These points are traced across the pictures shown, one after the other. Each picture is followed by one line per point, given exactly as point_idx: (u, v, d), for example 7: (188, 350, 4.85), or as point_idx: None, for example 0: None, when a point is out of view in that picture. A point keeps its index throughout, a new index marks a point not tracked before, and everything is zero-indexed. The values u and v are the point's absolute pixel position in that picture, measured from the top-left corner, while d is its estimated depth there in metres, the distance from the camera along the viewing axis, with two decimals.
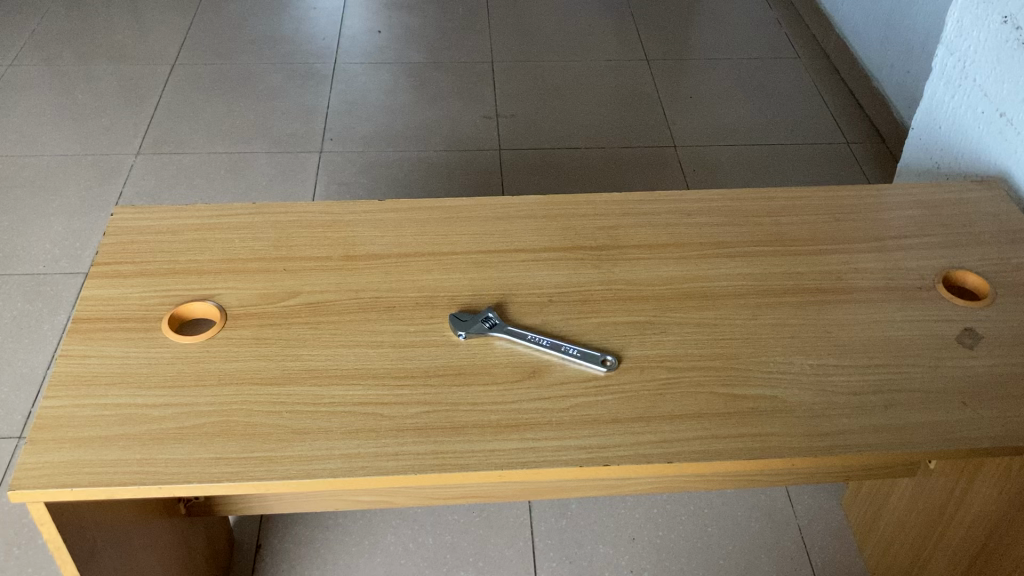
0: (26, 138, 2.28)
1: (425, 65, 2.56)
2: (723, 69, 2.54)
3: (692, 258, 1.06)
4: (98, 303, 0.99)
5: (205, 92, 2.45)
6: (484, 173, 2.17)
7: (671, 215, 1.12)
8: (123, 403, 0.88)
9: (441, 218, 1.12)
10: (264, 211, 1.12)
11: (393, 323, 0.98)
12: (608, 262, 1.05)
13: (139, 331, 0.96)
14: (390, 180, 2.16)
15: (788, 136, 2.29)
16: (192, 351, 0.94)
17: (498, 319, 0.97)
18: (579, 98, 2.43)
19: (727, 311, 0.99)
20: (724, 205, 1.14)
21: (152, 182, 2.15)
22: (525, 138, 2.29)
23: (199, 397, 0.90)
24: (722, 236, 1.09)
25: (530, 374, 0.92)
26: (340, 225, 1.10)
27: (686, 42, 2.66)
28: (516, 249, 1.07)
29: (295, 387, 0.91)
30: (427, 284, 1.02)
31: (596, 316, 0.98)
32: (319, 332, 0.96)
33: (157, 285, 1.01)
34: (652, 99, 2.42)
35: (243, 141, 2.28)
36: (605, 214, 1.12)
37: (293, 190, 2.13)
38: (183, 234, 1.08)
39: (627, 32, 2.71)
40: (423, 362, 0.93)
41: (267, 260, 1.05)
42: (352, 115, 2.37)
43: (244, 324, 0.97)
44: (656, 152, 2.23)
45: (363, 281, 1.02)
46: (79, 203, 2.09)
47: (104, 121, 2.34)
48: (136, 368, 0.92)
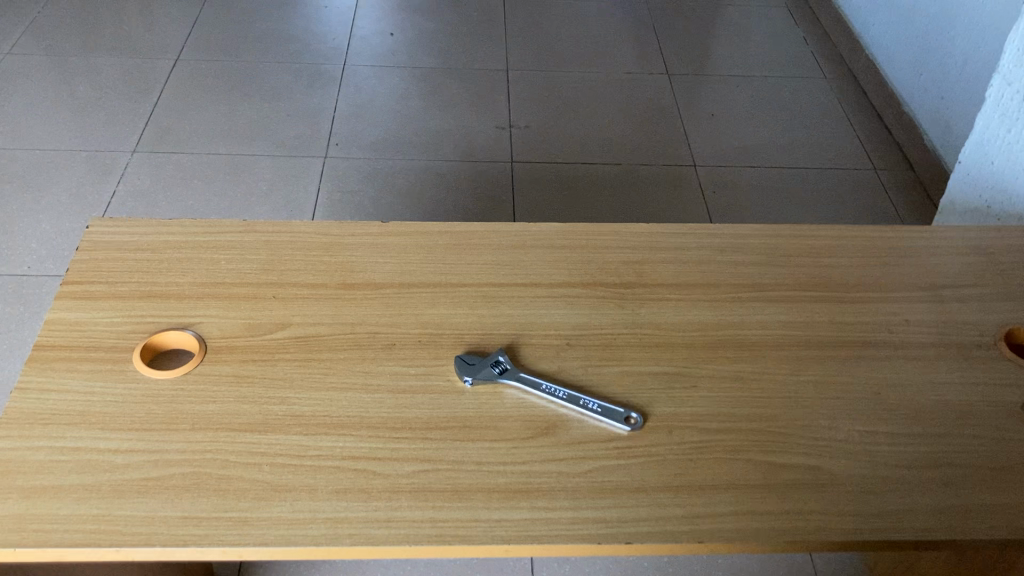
0: (18, 129, 2.18)
1: (437, 70, 2.46)
2: (748, 86, 2.43)
3: (727, 301, 0.96)
4: (64, 328, 0.88)
5: (207, 89, 2.35)
6: (495, 186, 2.07)
7: (703, 252, 1.02)
8: (82, 447, 0.78)
9: (449, 244, 1.01)
10: (255, 229, 1.02)
11: (391, 363, 0.87)
12: (634, 303, 0.95)
13: (107, 362, 0.86)
14: (397, 190, 2.05)
15: (814, 159, 2.19)
16: (165, 389, 0.84)
17: (509, 364, 0.87)
18: (597, 110, 2.32)
19: (765, 364, 0.89)
20: (761, 242, 1.04)
21: (148, 181, 2.06)
22: (538, 150, 2.19)
23: (168, 443, 0.79)
24: (760, 278, 0.99)
25: (543, 431, 0.82)
26: (338, 249, 1.00)
27: (709, 57, 2.56)
28: (532, 282, 0.97)
29: (278, 435, 0.81)
30: (431, 320, 0.92)
31: (620, 365, 0.88)
32: (308, 371, 0.86)
33: (131, 310, 0.91)
34: (673, 115, 2.32)
35: (245, 142, 2.18)
36: (630, 247, 1.02)
37: (295, 197, 2.03)
38: (164, 253, 0.97)
39: (647, 44, 2.61)
40: (422, 411, 0.83)
41: (256, 286, 0.94)
42: (359, 119, 2.27)
43: (226, 359, 0.87)
44: (676, 171, 2.13)
45: (360, 314, 0.92)
46: (70, 201, 1.99)
47: (101, 116, 2.24)
48: (101, 406, 0.82)
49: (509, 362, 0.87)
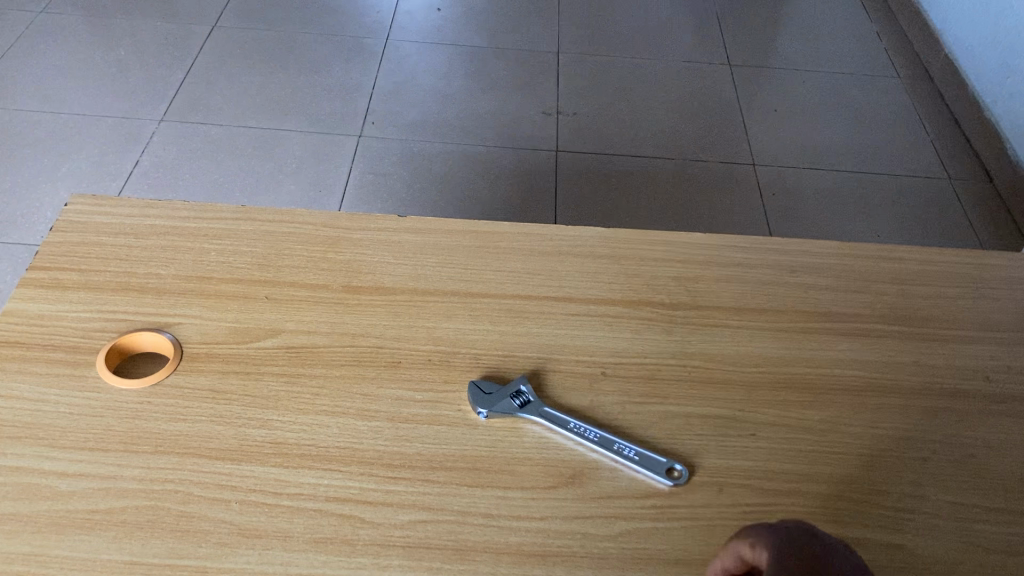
0: (45, 91, 2.09)
1: (485, 50, 2.32)
2: (815, 82, 2.26)
3: (794, 332, 0.81)
4: (23, 321, 0.77)
5: (243, 58, 2.24)
6: (537, 177, 1.93)
7: (769, 271, 0.87)
8: (23, 469, 0.66)
9: (473, 246, 0.88)
10: (254, 217, 0.89)
11: (394, 386, 0.74)
12: (685, 328, 0.81)
13: (66, 365, 0.74)
14: (433, 175, 1.92)
15: (885, 163, 2.01)
16: (129, 402, 0.72)
17: (532, 397, 0.73)
18: (651, 100, 2.17)
19: (838, 413, 0.75)
20: (836, 262, 0.89)
21: (173, 152, 1.95)
22: (586, 140, 2.04)
23: (123, 468, 0.67)
24: (834, 306, 0.84)
25: (567, 481, 0.68)
26: (346, 245, 0.87)
27: (775, 49, 2.39)
28: (565, 297, 0.83)
29: (254, 466, 0.68)
30: (445, 336, 0.79)
31: (664, 404, 0.74)
32: (298, 391, 0.74)
33: (102, 305, 0.79)
34: (733, 110, 2.15)
35: (277, 116, 2.06)
36: (683, 261, 0.88)
37: (324, 178, 1.91)
38: (148, 239, 0.85)
39: (709, 31, 2.44)
40: (426, 446, 0.70)
41: (248, 283, 0.82)
42: (399, 98, 2.14)
43: (203, 370, 0.75)
44: (732, 169, 1.97)
45: (364, 324, 0.79)
46: (91, 170, 1.90)
47: (131, 82, 2.14)
48: (51, 420, 0.70)
49: (533, 395, 0.74)
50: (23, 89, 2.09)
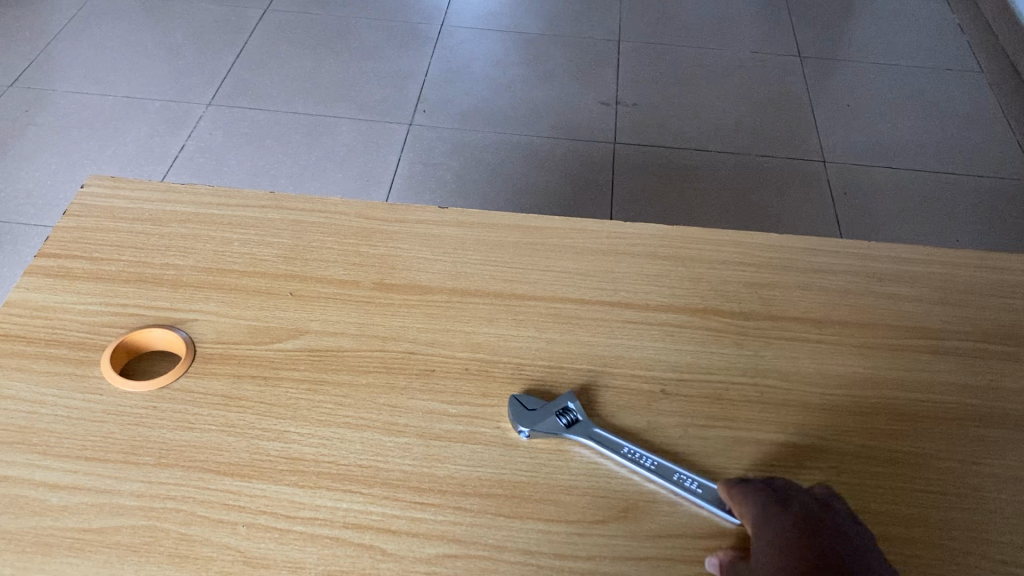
0: (94, 73, 2.06)
1: (543, 38, 2.23)
2: (892, 76, 2.13)
3: (881, 349, 0.71)
4: (27, 313, 0.70)
5: (294, 43, 2.18)
6: (593, 170, 1.84)
7: (852, 279, 0.77)
8: (13, 478, 0.60)
9: (520, 242, 0.79)
10: (283, 204, 0.82)
11: (425, 398, 0.66)
12: (757, 341, 0.71)
13: (68, 363, 0.67)
14: (484, 165, 1.85)
15: (967, 162, 1.88)
16: (133, 406, 0.65)
17: (581, 416, 0.65)
18: (715, 92, 2.06)
19: (934, 445, 0.65)
20: (929, 270, 0.79)
21: (220, 137, 1.90)
22: (645, 132, 1.95)
23: (122, 481, 0.60)
24: (927, 321, 0.74)
25: (619, 515, 0.60)
26: (380, 237, 0.79)
27: (849, 40, 2.26)
28: (621, 301, 0.74)
29: (265, 484, 0.61)
30: (485, 342, 0.70)
31: (731, 429, 0.65)
32: (319, 400, 0.66)
33: (112, 297, 0.72)
34: (803, 103, 2.04)
35: (327, 103, 2.00)
36: (754, 264, 0.78)
37: (372, 167, 1.84)
38: (166, 226, 0.78)
39: (778, 20, 2.32)
40: (459, 468, 0.62)
41: (271, 277, 0.75)
42: (452, 86, 2.07)
43: (217, 373, 0.67)
44: (800, 166, 1.85)
45: (395, 326, 0.71)
46: (137, 154, 1.85)
47: (180, 65, 2.10)
48: (47, 424, 0.63)
49: (582, 413, 0.65)
50: (72, 71, 2.06)
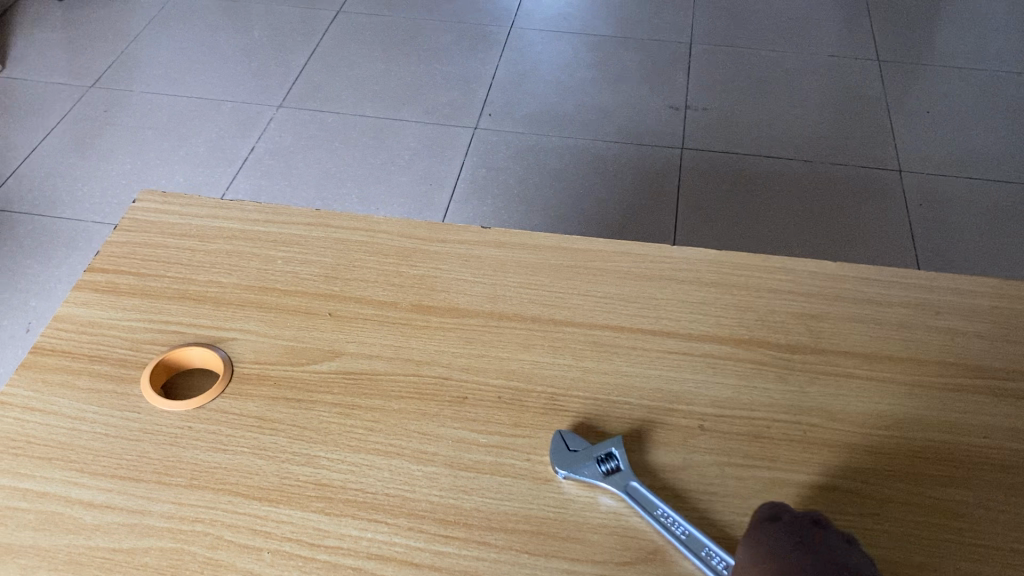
0: (170, 75, 2.11)
1: (613, 40, 2.21)
2: (976, 82, 2.04)
3: (936, 389, 0.68)
4: (74, 329, 0.72)
5: (365, 45, 2.20)
6: (658, 176, 1.81)
7: (908, 311, 0.74)
8: (50, 495, 0.61)
9: (562, 265, 0.78)
10: (327, 222, 0.82)
11: (457, 426, 0.66)
12: (803, 376, 0.69)
13: (110, 381, 0.68)
14: (548, 170, 1.83)
15: None
16: (168, 426, 0.66)
17: (622, 465, 0.62)
18: (788, 97, 2.01)
19: (985, 496, 0.62)
20: (993, 304, 0.75)
21: (289, 139, 1.93)
22: (714, 137, 1.91)
23: (154, 502, 0.61)
24: (988, 360, 0.70)
25: (646, 557, 0.58)
26: (421, 257, 0.79)
27: (932, 43, 2.17)
28: (663, 330, 0.72)
29: (292, 510, 0.61)
30: (521, 370, 0.70)
31: (770, 470, 0.63)
32: (351, 425, 0.66)
33: (156, 314, 0.73)
34: (880, 110, 1.97)
35: (395, 106, 2.01)
36: (804, 293, 0.75)
37: (437, 170, 1.84)
38: (212, 243, 0.79)
39: (857, 22, 2.25)
40: (485, 501, 0.61)
41: (311, 296, 0.75)
42: (520, 89, 2.06)
43: (251, 394, 0.68)
44: (875, 175, 1.79)
45: (431, 350, 0.71)
46: (208, 154, 1.89)
47: (253, 66, 2.14)
48: (86, 441, 0.64)
49: (624, 463, 0.62)
50: (149, 72, 2.12)
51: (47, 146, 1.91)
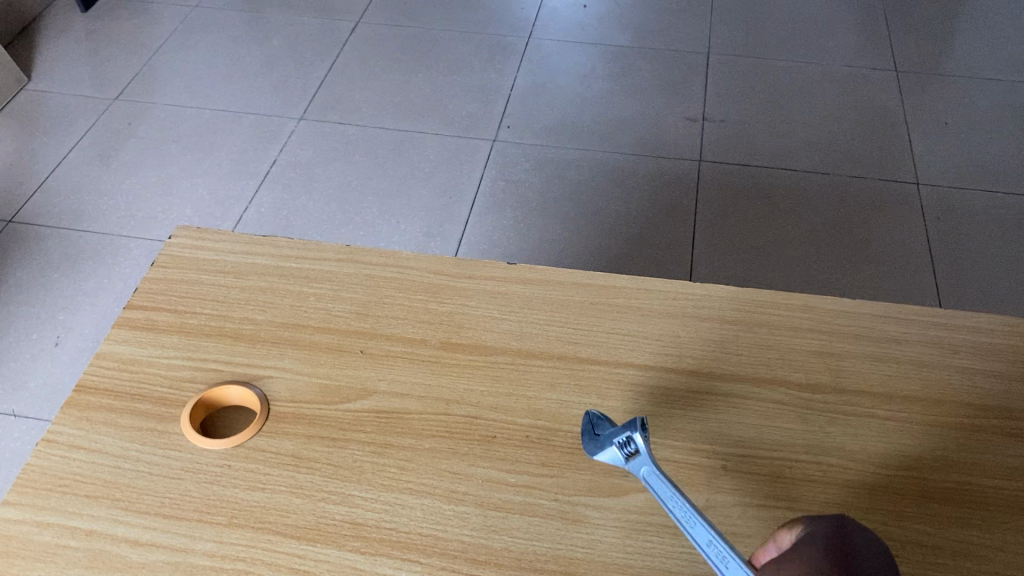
0: (194, 87, 2.14)
1: (630, 51, 2.22)
2: (995, 92, 2.04)
3: (954, 429, 0.70)
4: (115, 367, 0.75)
5: (384, 56, 2.22)
6: (676, 188, 1.83)
7: (926, 350, 0.75)
8: (97, 533, 0.64)
9: (586, 302, 0.80)
10: (357, 257, 0.84)
11: (486, 465, 0.68)
12: (823, 416, 0.70)
13: (151, 420, 0.71)
14: (566, 183, 1.85)
15: None
16: (208, 465, 0.68)
17: (641, 449, 0.63)
18: (805, 108, 2.02)
19: (1001, 537, 0.63)
20: (1009, 343, 0.76)
21: (310, 152, 1.95)
22: (731, 149, 1.92)
23: (197, 541, 0.63)
24: (1003, 399, 0.72)
25: None
26: (449, 294, 0.81)
27: (949, 54, 2.18)
28: (686, 368, 0.74)
29: (329, 549, 0.63)
30: (547, 409, 0.72)
31: (791, 510, 0.65)
32: (383, 463, 0.68)
33: (194, 351, 0.76)
34: (898, 121, 1.97)
35: (414, 117, 2.04)
36: (824, 332, 0.77)
37: (456, 183, 1.86)
38: (245, 279, 0.82)
39: (875, 33, 2.25)
40: (515, 541, 0.63)
41: (343, 334, 0.77)
42: (538, 100, 2.08)
43: (287, 433, 0.70)
44: (893, 189, 1.80)
45: (460, 388, 0.73)
46: (231, 167, 1.92)
47: (275, 78, 2.17)
48: (130, 479, 0.67)
49: (641, 446, 0.63)
50: (173, 84, 2.15)
51: (73, 158, 1.94)
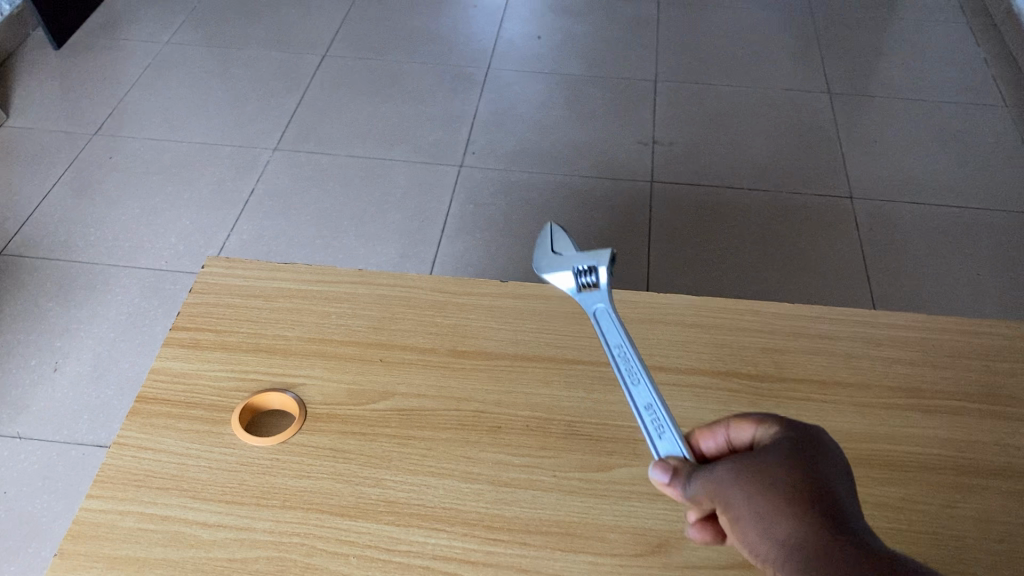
0: (170, 121, 2.24)
1: (583, 79, 2.38)
2: (918, 111, 2.24)
3: (877, 408, 0.85)
4: (169, 380, 0.87)
5: (352, 88, 2.35)
6: (631, 208, 1.98)
7: (854, 344, 0.91)
8: (171, 517, 0.76)
9: (570, 313, 0.94)
10: (369, 280, 0.97)
11: (494, 451, 0.81)
12: (770, 400, 0.85)
13: (206, 423, 0.83)
14: (530, 205, 1.99)
15: (989, 196, 1.98)
16: (259, 458, 0.80)
17: (601, 286, 0.80)
18: (745, 130, 2.19)
19: (916, 491, 0.78)
20: (922, 337, 0.92)
21: (287, 180, 2.07)
22: (680, 169, 2.08)
23: (257, 521, 0.76)
24: (916, 383, 0.87)
25: (654, 549, 0.74)
26: (452, 309, 0.94)
27: (876, 76, 2.37)
28: (656, 365, 0.89)
29: (369, 523, 0.76)
30: (543, 403, 0.85)
31: None
32: (408, 452, 0.81)
33: (236, 365, 0.88)
34: (832, 140, 2.15)
35: (385, 145, 2.16)
36: (770, 331, 0.92)
37: (428, 206, 1.99)
38: (274, 302, 0.94)
39: (808, 58, 2.44)
40: (523, 510, 0.77)
41: (364, 345, 0.90)
42: (499, 127, 2.22)
43: (324, 430, 0.83)
44: (828, 203, 1.97)
45: (468, 388, 0.86)
46: (212, 196, 2.02)
47: (248, 111, 2.28)
48: (194, 473, 0.79)
49: (602, 283, 0.80)
50: (150, 119, 2.25)
51: (57, 192, 2.02)
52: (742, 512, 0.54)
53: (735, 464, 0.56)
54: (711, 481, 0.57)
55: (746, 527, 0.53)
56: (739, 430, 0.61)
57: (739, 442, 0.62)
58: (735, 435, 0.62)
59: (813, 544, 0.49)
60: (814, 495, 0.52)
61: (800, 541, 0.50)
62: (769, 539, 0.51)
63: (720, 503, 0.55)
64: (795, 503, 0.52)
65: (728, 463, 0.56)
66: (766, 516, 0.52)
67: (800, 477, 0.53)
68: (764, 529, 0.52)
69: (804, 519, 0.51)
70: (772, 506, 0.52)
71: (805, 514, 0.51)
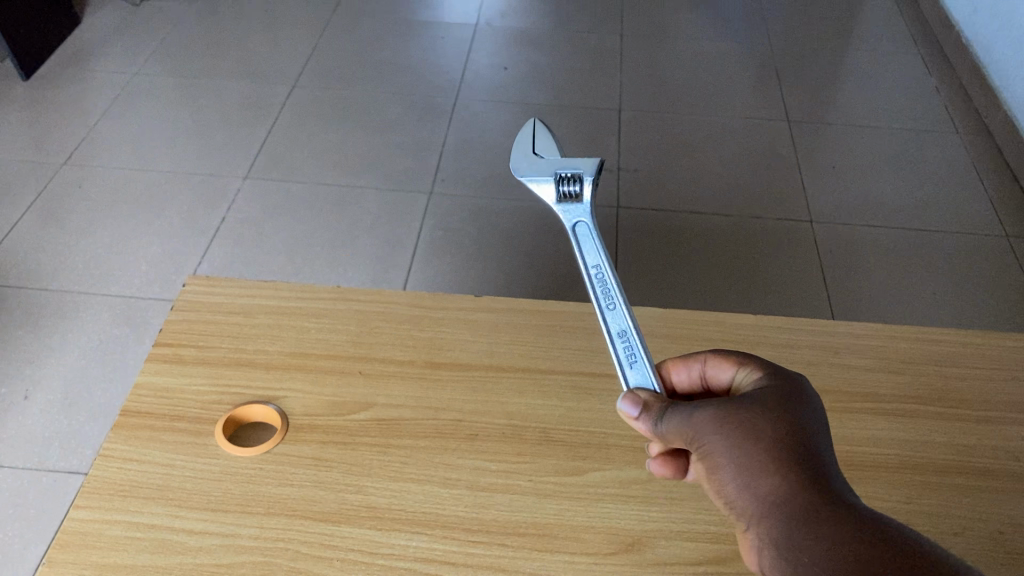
0: (140, 151, 2.26)
1: (549, 108, 2.43)
2: (873, 139, 2.31)
3: (835, 411, 0.89)
4: (152, 394, 0.88)
5: (322, 118, 2.38)
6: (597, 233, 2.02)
7: (813, 351, 0.95)
8: (158, 525, 0.77)
9: (543, 325, 0.98)
10: (347, 296, 1.00)
11: (472, 457, 0.84)
12: None
13: (190, 435, 0.85)
14: (498, 231, 2.03)
15: (941, 219, 2.05)
16: (242, 468, 0.82)
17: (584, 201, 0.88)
18: (707, 157, 2.25)
19: (872, 488, 0.82)
20: (877, 344, 0.97)
21: (257, 208, 2.09)
22: (645, 195, 2.13)
23: (242, 527, 0.78)
24: (872, 388, 0.92)
25: (627, 547, 0.77)
26: (428, 323, 0.97)
27: (832, 105, 2.45)
28: None
29: (352, 528, 0.78)
30: (518, 411, 0.88)
31: None
32: (389, 460, 0.84)
33: (218, 379, 0.90)
34: (791, 166, 2.22)
35: (354, 174, 2.19)
36: (733, 339, 0.96)
37: (398, 233, 2.03)
38: (254, 318, 0.97)
39: (766, 87, 2.52)
40: (500, 513, 0.80)
41: (343, 359, 0.93)
42: (467, 156, 2.26)
43: (306, 439, 0.85)
44: (788, 227, 2.03)
45: (445, 398, 0.89)
46: (183, 224, 2.03)
47: (219, 140, 2.30)
48: (179, 482, 0.81)
49: (586, 201, 0.88)
50: (120, 149, 2.26)
51: (26, 222, 2.02)
52: (723, 463, 0.58)
53: (716, 415, 0.59)
54: (690, 427, 0.60)
55: (727, 479, 0.57)
56: (717, 367, 0.69)
57: (711, 378, 0.70)
58: (710, 372, 0.69)
59: (797, 504, 0.53)
60: (794, 452, 0.56)
61: (781, 499, 0.54)
62: (751, 494, 0.56)
63: (702, 450, 0.59)
64: (776, 460, 0.56)
65: (709, 412, 0.60)
66: (749, 470, 0.56)
67: (781, 432, 0.57)
68: (745, 483, 0.56)
69: (783, 477, 0.55)
70: (756, 460, 0.56)
71: (788, 471, 0.55)
